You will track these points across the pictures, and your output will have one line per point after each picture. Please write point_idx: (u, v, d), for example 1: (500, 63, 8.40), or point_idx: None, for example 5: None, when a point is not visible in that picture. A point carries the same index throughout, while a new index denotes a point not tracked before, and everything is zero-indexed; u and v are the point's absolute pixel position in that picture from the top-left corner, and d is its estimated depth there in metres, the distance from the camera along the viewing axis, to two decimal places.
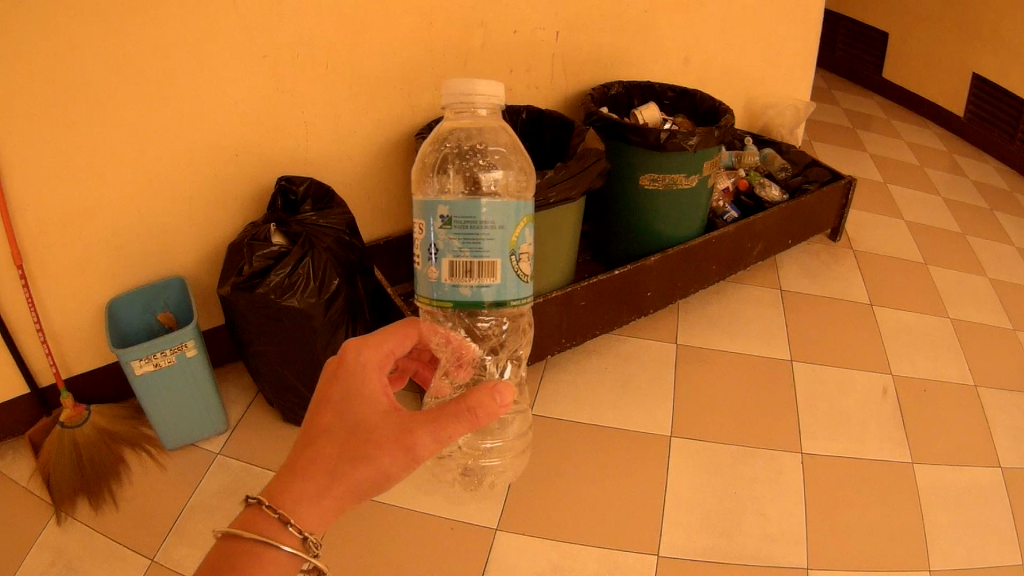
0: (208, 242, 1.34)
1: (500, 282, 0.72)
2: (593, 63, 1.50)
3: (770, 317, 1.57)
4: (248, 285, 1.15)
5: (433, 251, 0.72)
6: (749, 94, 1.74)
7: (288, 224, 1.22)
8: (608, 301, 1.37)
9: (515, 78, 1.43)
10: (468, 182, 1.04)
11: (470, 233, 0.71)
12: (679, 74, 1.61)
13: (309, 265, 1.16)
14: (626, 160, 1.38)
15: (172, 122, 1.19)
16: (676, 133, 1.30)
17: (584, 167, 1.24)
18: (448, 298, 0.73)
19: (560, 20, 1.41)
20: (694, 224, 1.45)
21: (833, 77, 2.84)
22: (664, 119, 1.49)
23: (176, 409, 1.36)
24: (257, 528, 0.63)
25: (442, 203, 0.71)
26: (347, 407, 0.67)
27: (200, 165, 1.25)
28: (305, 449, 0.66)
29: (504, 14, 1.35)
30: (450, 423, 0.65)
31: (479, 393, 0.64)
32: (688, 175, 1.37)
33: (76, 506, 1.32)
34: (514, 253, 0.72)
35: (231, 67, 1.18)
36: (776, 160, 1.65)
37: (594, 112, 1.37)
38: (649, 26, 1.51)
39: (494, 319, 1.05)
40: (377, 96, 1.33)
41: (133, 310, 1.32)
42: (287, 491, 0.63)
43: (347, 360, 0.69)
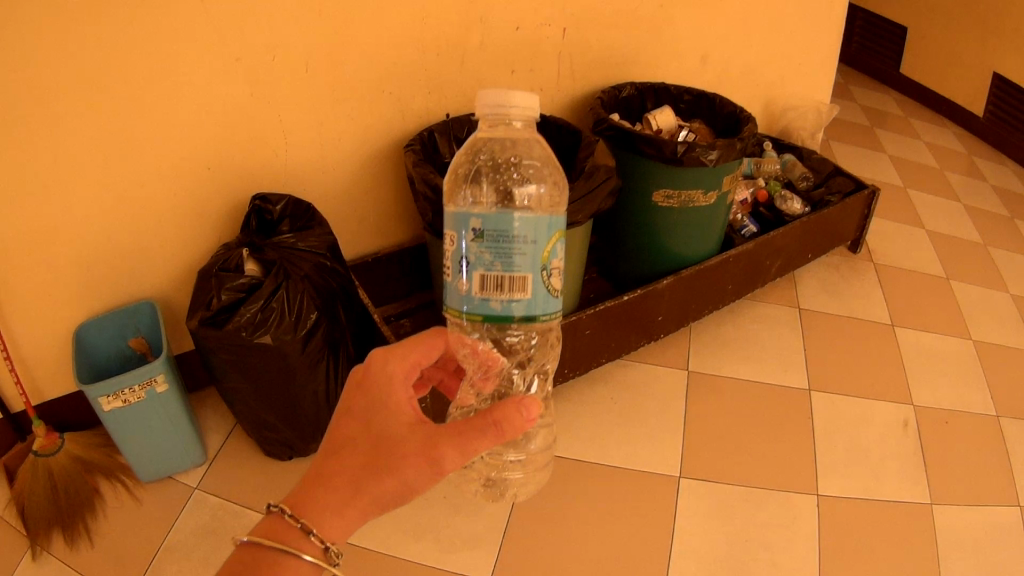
0: (182, 262, 1.22)
1: (531, 297, 0.69)
2: (603, 63, 1.37)
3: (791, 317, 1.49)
4: (219, 320, 1.03)
5: (465, 262, 0.69)
6: (770, 96, 1.61)
7: (265, 249, 1.10)
8: (616, 327, 1.25)
9: (516, 79, 1.30)
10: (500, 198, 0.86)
11: (501, 246, 0.67)
12: (696, 74, 1.48)
13: (285, 299, 1.05)
14: (637, 175, 1.26)
15: (144, 135, 1.06)
16: (694, 144, 1.18)
17: (592, 188, 1.11)
18: (476, 312, 0.69)
19: (569, 17, 1.29)
20: (711, 242, 1.32)
21: (846, 69, 2.70)
22: (679, 125, 1.37)
23: (147, 442, 1.27)
24: (278, 537, 0.63)
25: (474, 214, 0.67)
26: (373, 419, 0.67)
27: (174, 180, 1.13)
28: (331, 459, 0.66)
29: (510, 11, 1.22)
30: (476, 437, 0.64)
31: (504, 408, 0.63)
32: (706, 191, 1.25)
33: (52, 539, 1.24)
34: (547, 269, 0.68)
35: (209, 73, 1.05)
36: (797, 168, 1.52)
37: (604, 119, 1.25)
38: (665, 21, 1.38)
39: (523, 334, 0.93)
40: (364, 102, 1.19)
41: (103, 338, 1.21)
42: (311, 501, 0.64)
43: (373, 369, 0.70)
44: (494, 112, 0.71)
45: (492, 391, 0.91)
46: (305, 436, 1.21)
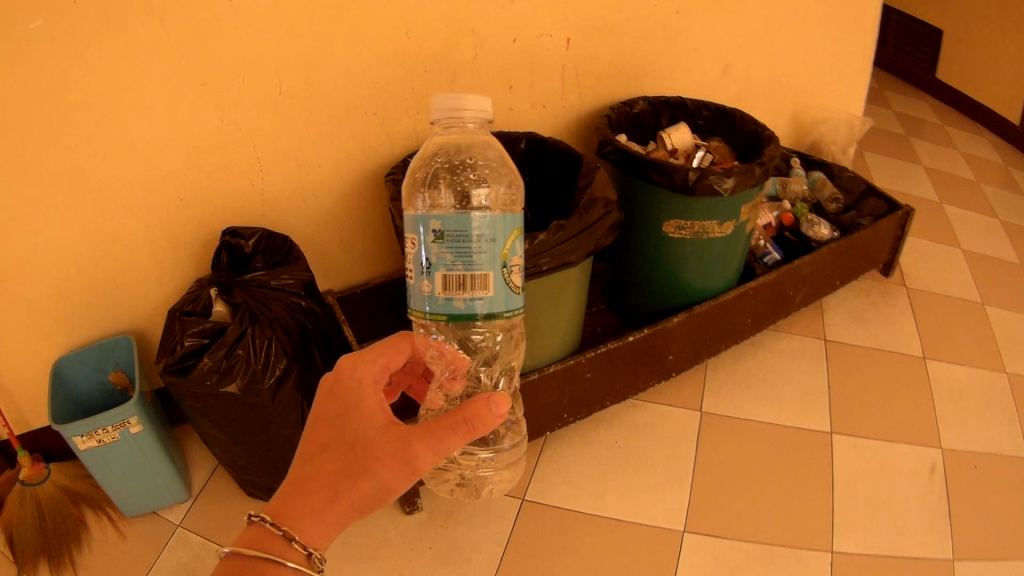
0: (156, 290, 1.14)
1: (493, 295, 0.75)
2: (611, 74, 1.27)
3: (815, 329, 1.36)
4: (184, 365, 0.97)
5: (428, 264, 0.75)
6: (796, 106, 1.50)
7: (235, 289, 1.04)
8: (623, 367, 1.16)
9: (517, 96, 1.21)
10: (457, 199, 0.90)
11: (461, 246, 0.74)
12: (715, 85, 1.38)
13: (252, 344, 0.98)
14: (646, 204, 1.15)
15: (110, 158, 0.98)
16: (707, 170, 1.08)
17: (586, 225, 1.01)
18: (441, 311, 0.75)
19: (574, 26, 1.19)
20: (728, 274, 1.21)
21: (878, 73, 2.56)
22: (696, 145, 1.26)
23: (125, 479, 1.21)
24: (261, 545, 0.63)
25: (433, 218, 0.73)
26: (346, 423, 0.67)
27: (146, 205, 1.04)
28: (306, 465, 0.66)
29: (509, 21, 1.13)
30: (448, 434, 0.66)
31: (475, 405, 0.66)
32: (722, 222, 1.14)
33: (38, 568, 1.21)
34: (505, 266, 0.75)
35: (181, 92, 0.97)
36: (827, 187, 1.40)
37: (609, 141, 1.15)
38: (679, 27, 1.28)
39: (488, 333, 0.95)
40: (349, 121, 1.10)
41: (81, 374, 1.16)
42: (290, 508, 0.64)
43: (343, 376, 0.70)
44: (448, 115, 0.75)
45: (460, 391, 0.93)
46: (283, 480, 1.13)
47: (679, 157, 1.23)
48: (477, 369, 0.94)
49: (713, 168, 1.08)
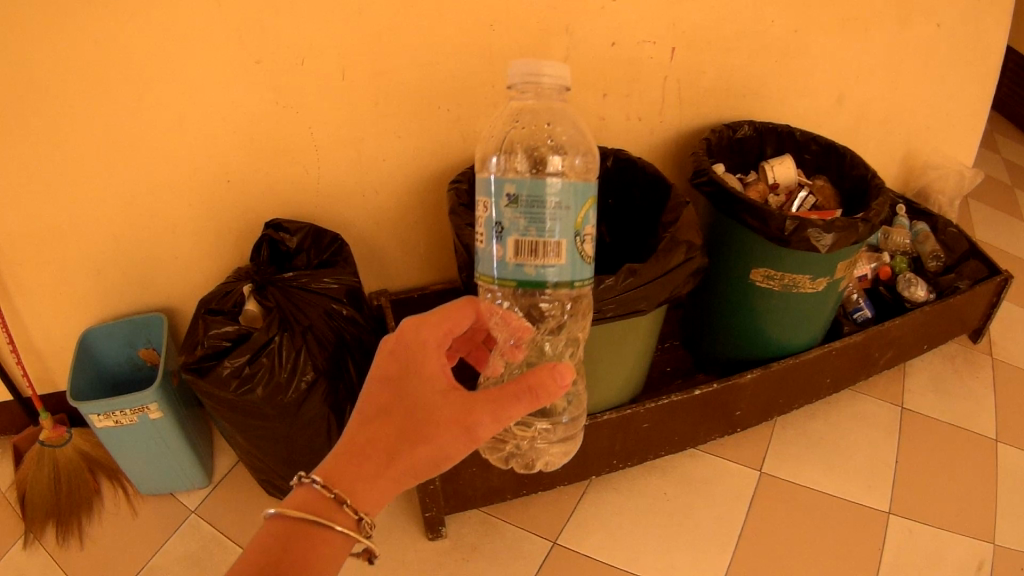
0: (206, 251, 1.11)
1: (566, 265, 0.65)
2: (716, 92, 1.18)
3: (893, 394, 1.25)
4: (204, 366, 0.92)
5: (499, 228, 0.64)
6: (909, 148, 1.38)
7: (270, 287, 0.99)
8: (684, 420, 1.07)
9: (610, 105, 1.13)
10: (534, 163, 0.81)
11: (536, 212, 0.63)
12: (826, 116, 1.27)
13: (278, 354, 0.93)
14: (734, 246, 1.06)
15: (164, 107, 0.94)
16: (807, 219, 0.96)
17: (664, 271, 0.90)
18: (509, 279, 0.65)
19: (679, 35, 1.10)
20: (813, 332, 1.10)
21: (988, 115, 2.40)
22: (799, 184, 1.14)
23: (143, 459, 1.14)
24: (310, 509, 0.59)
25: (508, 179, 0.63)
26: (406, 384, 0.63)
27: (200, 162, 1.00)
28: (360, 427, 0.62)
29: (609, 22, 1.05)
30: (511, 403, 0.62)
31: (540, 372, 0.62)
32: (815, 278, 1.02)
33: (45, 533, 1.15)
34: (582, 234, 0.64)
35: (234, 43, 0.91)
36: (930, 240, 1.26)
37: (704, 171, 1.05)
38: (795, 49, 1.17)
39: (556, 301, 0.82)
40: (417, 107, 1.04)
41: (112, 344, 1.14)
42: (342, 470, 0.60)
43: (405, 336, 0.66)
44: (525, 78, 0.64)
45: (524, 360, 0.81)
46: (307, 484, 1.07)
47: (778, 194, 1.12)
48: (543, 337, 0.81)
49: (813, 217, 0.96)
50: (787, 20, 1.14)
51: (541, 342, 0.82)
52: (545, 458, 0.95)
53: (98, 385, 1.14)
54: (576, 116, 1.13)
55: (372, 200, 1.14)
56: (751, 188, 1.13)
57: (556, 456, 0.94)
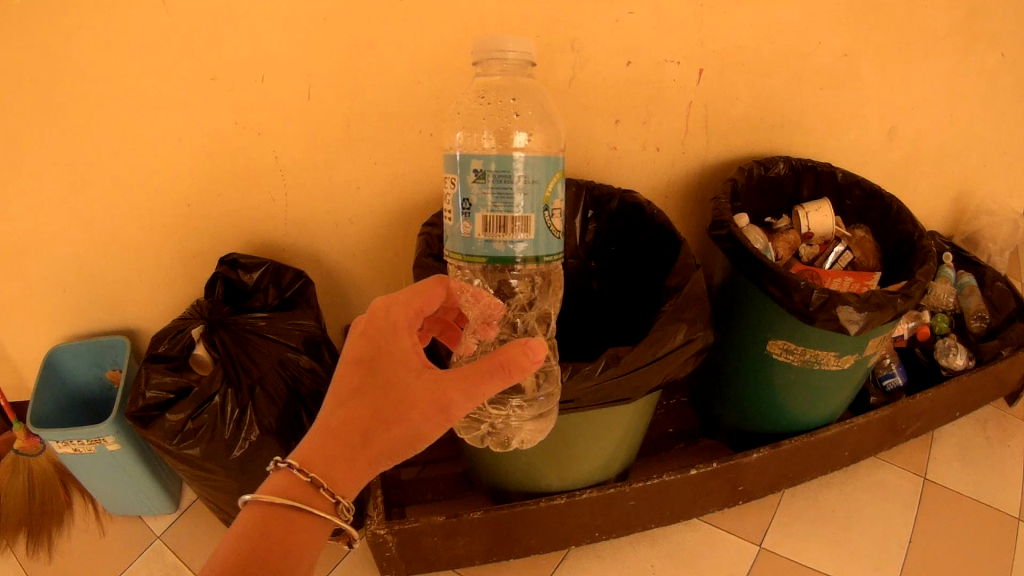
0: (170, 259, 1.02)
1: (535, 237, 0.65)
2: (749, 120, 1.04)
3: (914, 463, 1.13)
4: (148, 416, 0.86)
5: (466, 205, 0.65)
6: (964, 186, 1.23)
7: (220, 328, 0.92)
8: (676, 496, 0.96)
9: (623, 132, 1.01)
10: (501, 136, 0.82)
11: (504, 187, 0.63)
12: (874, 150, 1.12)
13: (226, 407, 0.86)
14: (751, 310, 0.94)
15: (117, 104, 0.85)
16: (838, 295, 0.84)
17: (655, 360, 0.79)
18: (480, 254, 0.65)
19: (708, 55, 0.97)
20: (832, 407, 0.98)
21: None
22: (837, 236, 1.01)
23: (105, 482, 1.09)
24: (289, 494, 0.57)
25: (474, 156, 0.63)
26: (378, 364, 0.60)
27: (160, 165, 0.92)
28: (334, 411, 0.59)
29: (628, 37, 0.92)
30: (484, 379, 0.58)
31: (511, 347, 0.58)
32: (841, 354, 0.89)
33: (16, 540, 1.11)
34: (549, 209, 0.65)
35: (183, 27, 0.80)
36: (974, 296, 1.13)
37: (725, 224, 0.92)
38: (845, 74, 1.03)
39: (524, 278, 0.88)
40: (396, 116, 0.93)
41: (80, 364, 1.09)
42: (319, 452, 0.58)
43: (376, 317, 0.63)
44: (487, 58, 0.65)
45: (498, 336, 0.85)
46: None
47: (811, 246, 1.00)
48: (513, 315, 0.86)
49: (843, 292, 0.84)
50: (834, 43, 1.00)
51: (512, 320, 0.86)
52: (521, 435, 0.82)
53: (64, 405, 1.09)
54: (585, 141, 1.01)
55: (350, 220, 1.03)
56: (781, 236, 1.01)
57: (533, 434, 0.81)
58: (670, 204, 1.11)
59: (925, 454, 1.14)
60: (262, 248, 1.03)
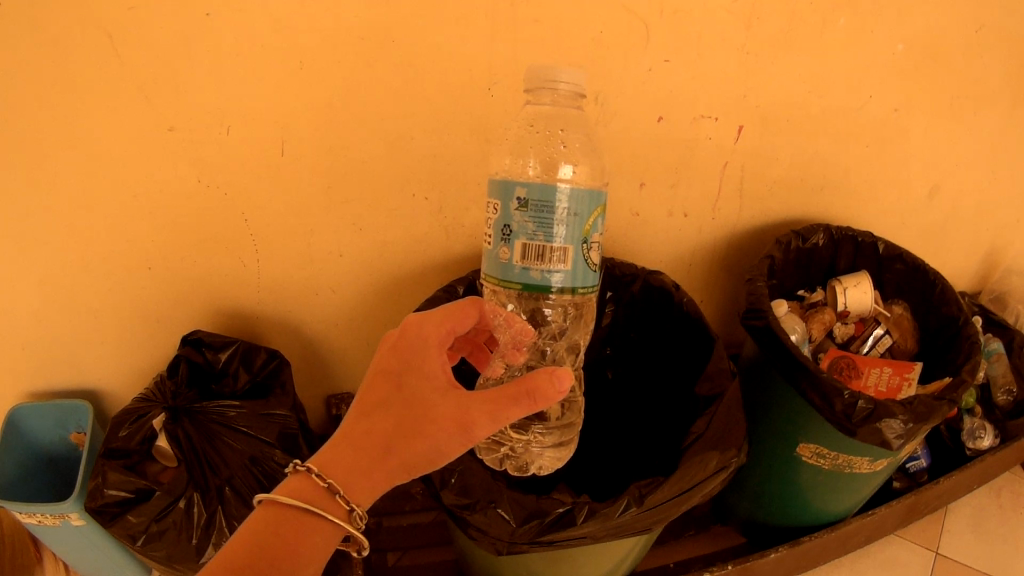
0: (131, 329, 0.89)
1: (570, 269, 0.64)
2: (788, 184, 0.93)
3: (930, 537, 1.05)
4: (107, 513, 0.76)
5: (507, 230, 0.64)
6: (996, 242, 1.15)
7: (184, 418, 0.81)
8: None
9: (650, 197, 0.90)
10: (547, 166, 0.73)
11: (545, 216, 0.62)
12: (915, 214, 1.03)
13: (194, 510, 0.77)
14: (782, 404, 0.86)
15: (71, 138, 0.73)
16: (883, 404, 0.77)
17: (681, 493, 0.70)
18: (515, 281, 0.64)
19: (748, 109, 0.86)
20: (856, 502, 0.90)
21: None
22: (873, 316, 0.92)
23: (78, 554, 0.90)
24: (304, 497, 0.56)
25: (518, 185, 0.63)
26: (407, 380, 0.61)
27: (121, 211, 0.80)
28: (359, 422, 0.60)
29: (660, 86, 0.82)
30: (507, 406, 0.58)
31: (538, 375, 0.58)
32: (874, 460, 0.81)
33: None
34: (587, 239, 0.64)
35: (143, 49, 0.70)
36: (1001, 362, 1.05)
37: (763, 314, 0.82)
38: (895, 133, 0.93)
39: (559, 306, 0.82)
40: (394, 166, 0.82)
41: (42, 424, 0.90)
42: (338, 459, 0.58)
43: (408, 334, 0.65)
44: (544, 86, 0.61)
45: (527, 363, 0.80)
46: None
47: (846, 326, 0.91)
48: (544, 343, 0.80)
49: (889, 402, 0.76)
50: (884, 100, 0.90)
51: (541, 348, 0.81)
52: (540, 461, 0.78)
53: (28, 467, 0.91)
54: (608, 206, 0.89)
55: (338, 285, 0.91)
56: (815, 314, 0.91)
57: (553, 460, 0.79)
58: (695, 277, 1.00)
59: (939, 525, 1.07)
60: (238, 312, 0.90)
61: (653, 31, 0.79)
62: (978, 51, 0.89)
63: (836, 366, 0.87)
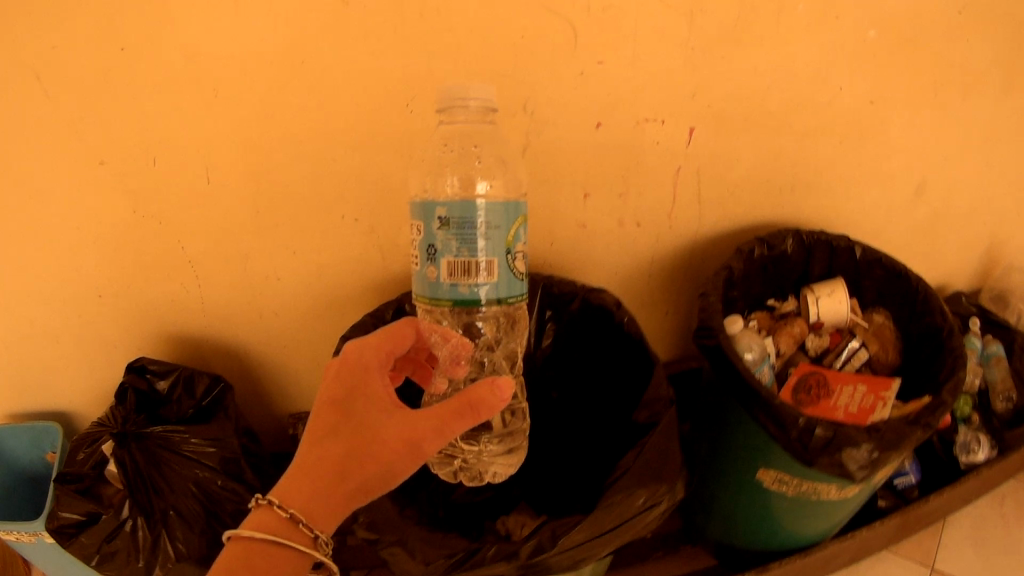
0: (87, 351, 0.90)
1: (500, 282, 0.60)
2: (752, 186, 0.87)
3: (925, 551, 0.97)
4: (64, 533, 0.78)
5: (431, 249, 0.59)
6: (997, 235, 1.07)
7: (130, 442, 0.81)
8: None
9: (598, 205, 0.85)
10: (465, 184, 0.69)
11: (469, 233, 0.58)
12: (902, 212, 0.95)
13: (140, 533, 0.78)
14: (741, 427, 0.79)
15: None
16: (842, 431, 0.68)
17: (605, 535, 0.63)
18: (444, 301, 0.60)
19: (700, 109, 0.80)
20: (835, 525, 0.83)
21: None
22: (848, 328, 0.86)
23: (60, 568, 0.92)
24: (269, 528, 0.53)
25: (439, 202, 0.58)
26: (352, 403, 0.57)
27: (60, 238, 0.81)
28: (308, 450, 0.55)
29: (597, 90, 0.77)
30: (453, 419, 0.55)
31: (480, 387, 0.55)
32: (844, 488, 0.73)
33: None
34: (514, 250, 0.60)
35: (54, 81, 0.70)
36: (1002, 366, 1.00)
37: (713, 333, 0.76)
38: (869, 126, 0.85)
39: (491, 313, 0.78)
40: (323, 190, 0.81)
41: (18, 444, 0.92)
42: (296, 487, 0.53)
43: (346, 355, 0.60)
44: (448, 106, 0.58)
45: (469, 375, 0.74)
46: None
47: (819, 338, 0.85)
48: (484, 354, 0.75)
49: (849, 430, 0.68)
50: (854, 92, 0.82)
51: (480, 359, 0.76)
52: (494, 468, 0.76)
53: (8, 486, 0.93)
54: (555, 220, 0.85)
55: (282, 307, 0.90)
56: (784, 326, 0.85)
57: (507, 466, 0.77)
58: (658, 287, 0.95)
59: (935, 540, 0.99)
60: (191, 335, 0.91)
61: (582, 34, 0.73)
62: (955, 33, 0.81)
63: (805, 383, 0.80)
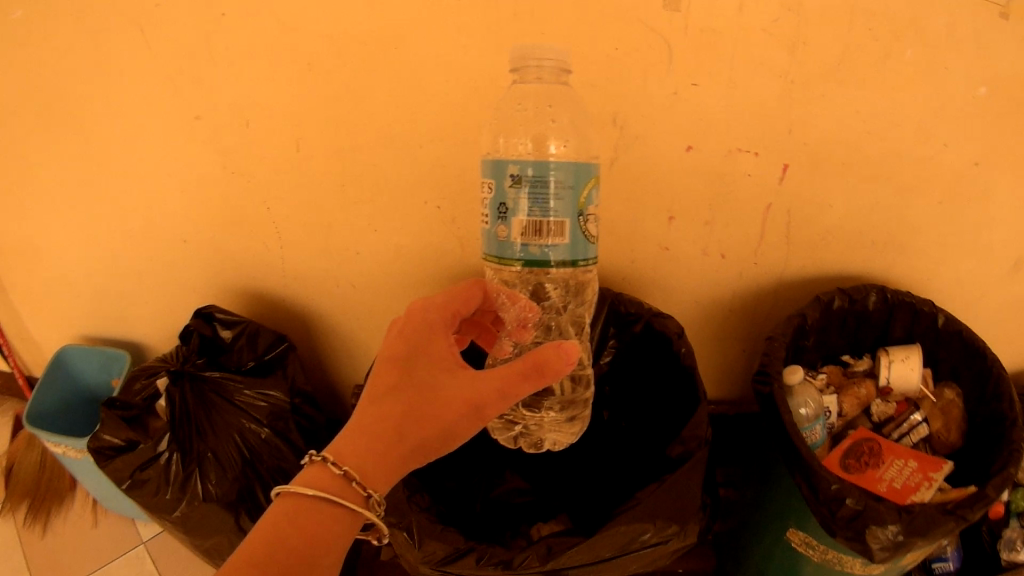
0: (172, 287, 0.95)
1: (568, 243, 0.61)
2: (846, 236, 0.83)
3: None
4: (105, 454, 0.81)
5: (502, 209, 0.61)
6: None
7: (185, 381, 0.86)
8: None
9: (678, 231, 0.84)
10: (539, 143, 0.68)
11: (540, 192, 0.59)
12: (1016, 292, 0.89)
13: (172, 467, 0.80)
14: (778, 482, 0.76)
15: (108, 102, 0.80)
16: (874, 506, 0.65)
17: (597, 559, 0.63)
18: (514, 258, 0.61)
19: (795, 149, 0.77)
20: None
21: None
22: (916, 400, 0.80)
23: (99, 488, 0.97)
24: (321, 487, 0.54)
25: (512, 161, 0.59)
26: (412, 364, 0.60)
27: (159, 177, 0.85)
28: (367, 410, 0.58)
29: (689, 114, 0.75)
30: (517, 382, 0.58)
31: (545, 348, 0.58)
32: (867, 564, 0.70)
33: (16, 511, 1.03)
34: (583, 213, 0.60)
35: (164, 30, 0.73)
36: None
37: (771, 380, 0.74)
38: (983, 196, 0.79)
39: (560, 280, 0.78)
40: (409, 175, 0.81)
41: (90, 368, 0.99)
42: (350, 445, 0.56)
43: (410, 321, 0.64)
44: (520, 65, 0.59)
45: (535, 339, 0.77)
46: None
47: (885, 405, 0.80)
48: (550, 318, 0.77)
49: (882, 507, 0.65)
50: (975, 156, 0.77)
51: (547, 323, 0.78)
52: (551, 436, 0.80)
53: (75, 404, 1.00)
54: (636, 236, 0.84)
55: (353, 281, 0.91)
56: (851, 386, 0.82)
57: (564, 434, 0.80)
58: (732, 316, 0.93)
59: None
60: (267, 290, 0.94)
61: (678, 56, 0.71)
62: None
63: (857, 449, 0.76)
